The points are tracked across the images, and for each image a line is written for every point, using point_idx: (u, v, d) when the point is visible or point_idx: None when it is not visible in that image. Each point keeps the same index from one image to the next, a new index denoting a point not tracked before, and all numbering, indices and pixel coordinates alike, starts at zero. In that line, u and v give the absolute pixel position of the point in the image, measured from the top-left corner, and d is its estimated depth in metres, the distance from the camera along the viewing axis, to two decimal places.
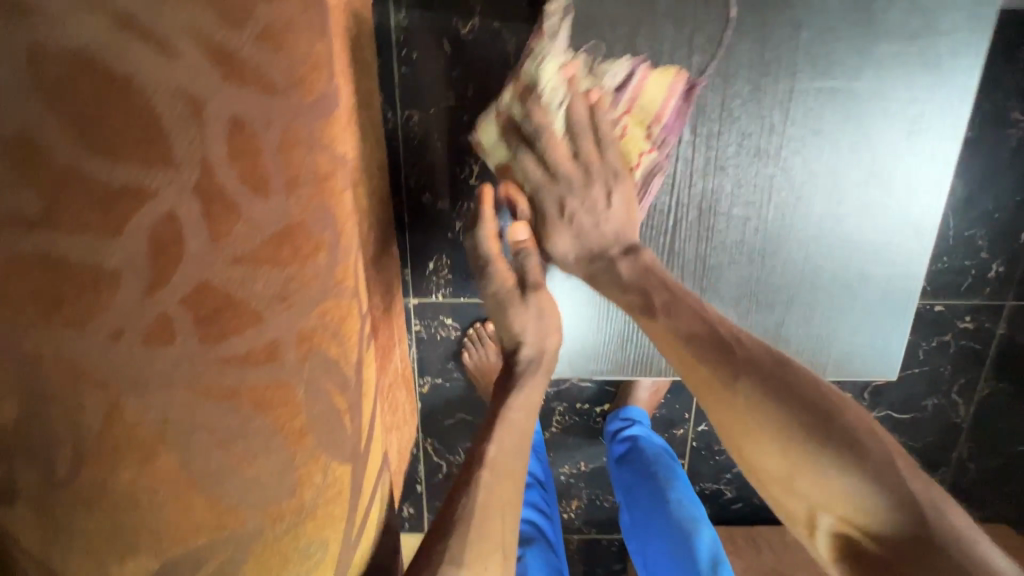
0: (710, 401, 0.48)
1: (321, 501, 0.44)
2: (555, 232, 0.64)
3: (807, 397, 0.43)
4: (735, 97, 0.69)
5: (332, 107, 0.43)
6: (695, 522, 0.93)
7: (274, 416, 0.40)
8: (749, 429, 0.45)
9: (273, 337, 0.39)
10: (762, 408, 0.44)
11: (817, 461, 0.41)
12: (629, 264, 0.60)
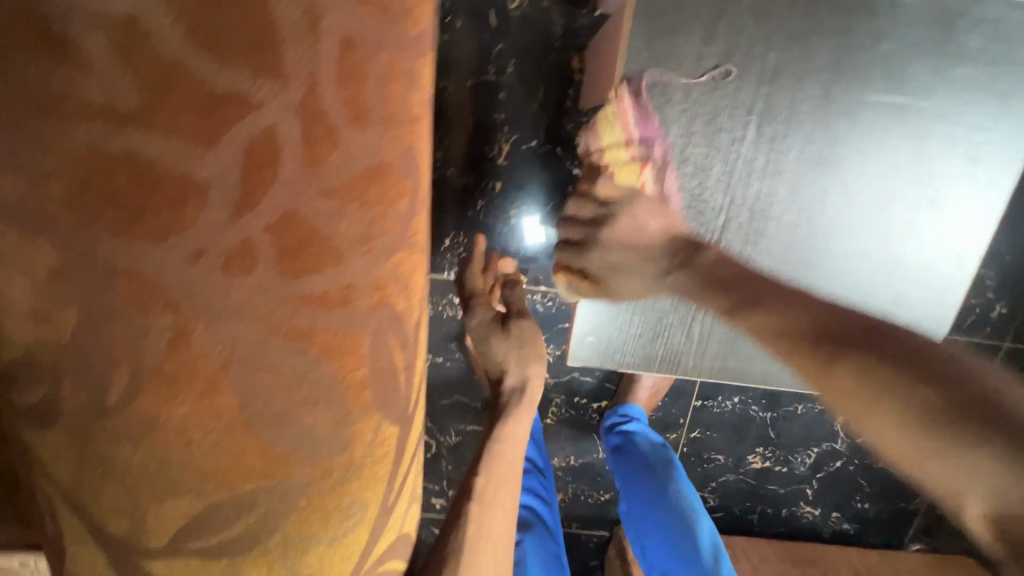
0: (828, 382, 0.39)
1: (369, 461, 0.42)
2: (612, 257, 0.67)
3: (970, 390, 0.33)
4: (805, 101, 0.67)
5: (431, 47, 0.39)
6: (694, 513, 1.01)
7: (339, 365, 0.37)
8: (870, 401, 0.36)
9: (350, 281, 0.36)
10: (872, 383, 0.36)
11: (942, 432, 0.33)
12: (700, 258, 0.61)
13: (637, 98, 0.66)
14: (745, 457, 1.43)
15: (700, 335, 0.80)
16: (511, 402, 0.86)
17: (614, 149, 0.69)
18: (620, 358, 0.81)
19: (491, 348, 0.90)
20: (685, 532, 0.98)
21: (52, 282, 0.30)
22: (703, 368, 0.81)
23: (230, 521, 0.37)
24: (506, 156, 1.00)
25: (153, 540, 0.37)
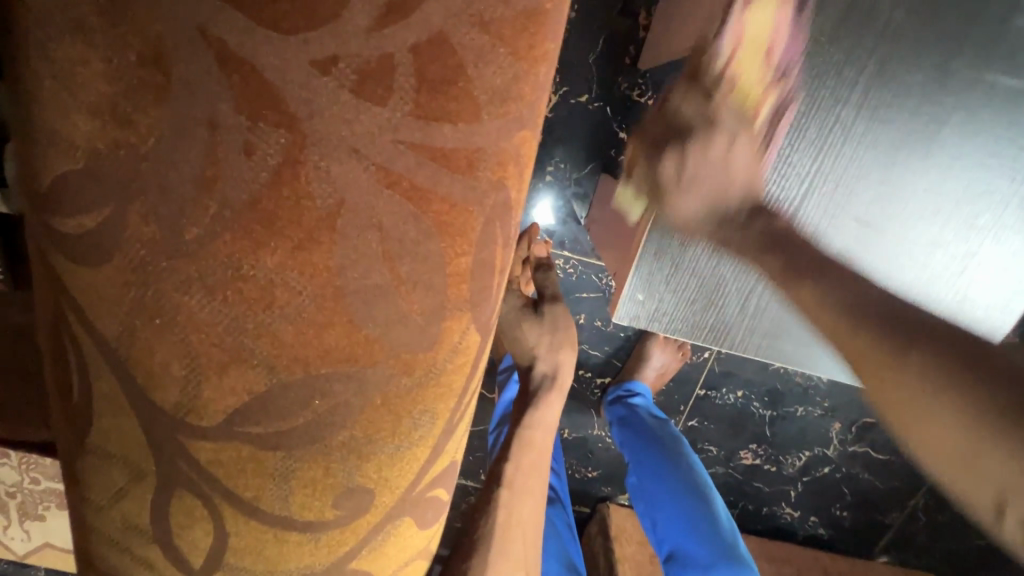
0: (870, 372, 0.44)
1: (449, 368, 0.37)
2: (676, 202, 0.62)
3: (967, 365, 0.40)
4: (920, 69, 0.63)
5: None
6: (705, 489, 0.99)
7: (447, 244, 0.32)
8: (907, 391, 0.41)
9: (482, 145, 0.31)
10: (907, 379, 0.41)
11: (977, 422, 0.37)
12: (761, 226, 0.59)
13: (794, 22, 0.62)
14: (737, 452, 1.42)
15: (753, 309, 0.76)
16: (542, 388, 0.84)
17: (750, 75, 0.63)
18: (665, 322, 0.77)
19: (522, 335, 0.87)
20: (699, 509, 0.97)
21: (143, 66, 0.24)
22: (748, 345, 0.78)
23: (298, 408, 0.32)
24: (552, 108, 1.01)
25: (204, 417, 0.31)
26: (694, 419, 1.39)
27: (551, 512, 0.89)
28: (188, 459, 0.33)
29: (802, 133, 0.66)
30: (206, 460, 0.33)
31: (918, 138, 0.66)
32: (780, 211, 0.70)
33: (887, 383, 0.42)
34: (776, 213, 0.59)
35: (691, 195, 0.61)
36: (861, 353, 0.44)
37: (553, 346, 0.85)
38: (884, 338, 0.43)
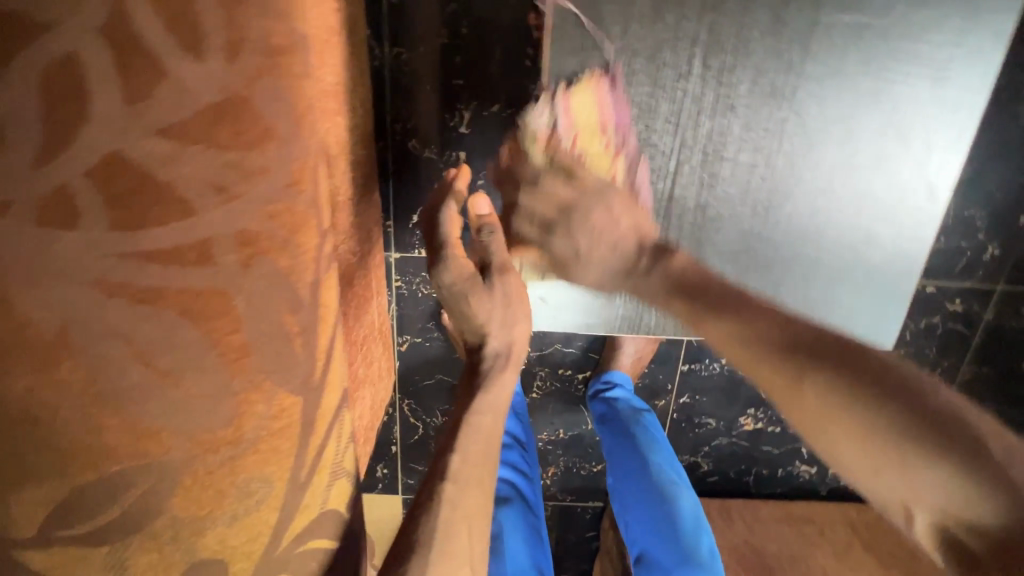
0: (769, 383, 0.47)
1: (264, 434, 0.39)
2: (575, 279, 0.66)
3: (870, 360, 0.43)
4: (755, 26, 0.62)
5: None
6: (675, 485, 0.98)
7: (207, 329, 0.34)
8: (823, 405, 0.43)
9: (209, 234, 0.33)
10: (837, 398, 0.43)
11: (891, 437, 0.40)
12: (685, 258, 0.58)
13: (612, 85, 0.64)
14: (737, 419, 1.54)
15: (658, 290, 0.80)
16: (494, 370, 0.72)
17: (592, 136, 0.63)
18: (578, 321, 0.84)
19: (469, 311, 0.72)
20: (661, 508, 0.95)
21: None
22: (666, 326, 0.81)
23: (103, 505, 0.34)
24: (466, 122, 1.13)
25: (22, 529, 0.34)
26: (685, 395, 1.52)
27: (507, 511, 0.92)
28: (21, 569, 0.35)
29: (653, 118, 0.67)
30: (40, 566, 0.35)
31: (770, 94, 0.65)
32: (658, 191, 0.71)
33: (802, 409, 0.45)
34: (668, 251, 0.59)
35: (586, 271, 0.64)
36: (771, 371, 0.47)
37: (506, 320, 0.72)
38: (789, 356, 0.46)
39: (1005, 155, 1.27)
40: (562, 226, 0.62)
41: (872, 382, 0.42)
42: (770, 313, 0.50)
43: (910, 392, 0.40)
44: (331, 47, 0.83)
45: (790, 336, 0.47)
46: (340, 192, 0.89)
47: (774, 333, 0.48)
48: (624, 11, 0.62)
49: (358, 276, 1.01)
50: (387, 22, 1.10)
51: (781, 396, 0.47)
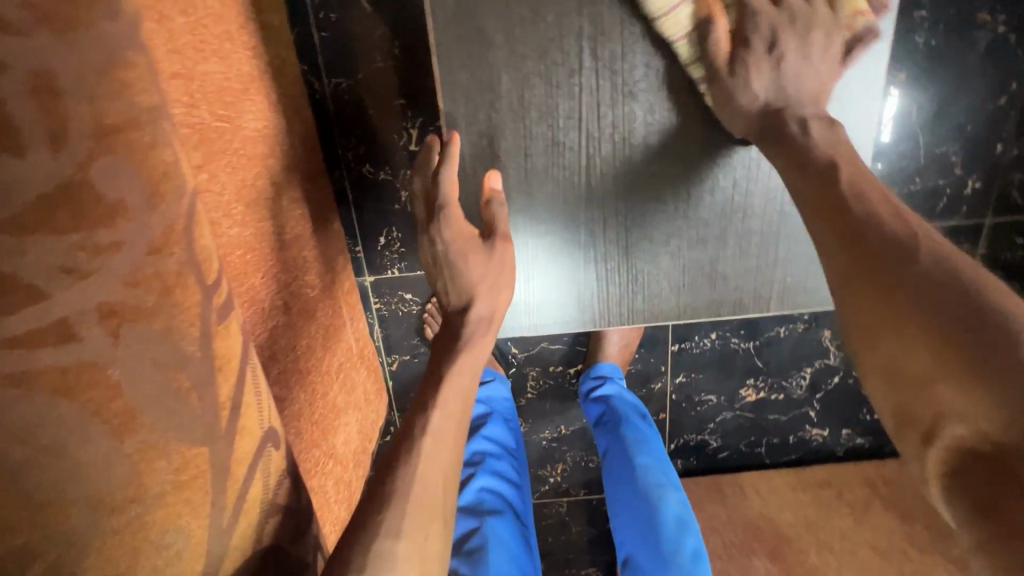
0: (858, 285, 0.54)
1: (170, 488, 0.41)
2: (756, 69, 0.66)
3: (963, 287, 0.47)
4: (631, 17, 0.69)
5: (122, 51, 0.39)
6: (660, 488, 0.98)
7: (84, 400, 0.36)
8: (901, 314, 0.49)
9: (67, 312, 0.35)
10: (915, 306, 0.48)
11: (952, 350, 0.45)
12: (822, 127, 0.65)
13: None
14: (738, 392, 1.53)
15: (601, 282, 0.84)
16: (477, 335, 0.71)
17: None
18: (529, 325, 0.86)
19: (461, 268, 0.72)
20: (647, 509, 0.95)
21: None
22: (615, 314, 0.85)
23: None
24: (415, 142, 1.23)
25: None
26: (680, 375, 1.51)
27: (494, 522, 0.97)
28: None
29: (552, 116, 0.74)
30: None
31: (649, 87, 0.72)
32: (580, 181, 0.77)
33: (865, 307, 0.53)
34: (835, 124, 0.65)
35: (764, 76, 0.66)
36: (853, 270, 0.55)
37: (495, 284, 0.73)
38: (886, 254, 0.52)
39: (968, 86, 1.23)
40: (784, 21, 0.66)
41: (936, 298, 0.47)
42: (863, 225, 0.55)
43: (968, 311, 0.46)
44: (254, 95, 0.85)
45: (902, 245, 0.52)
46: (287, 230, 0.92)
47: (893, 241, 0.53)
48: (502, 20, 0.69)
49: (324, 307, 1.04)
50: (322, 58, 1.17)
51: (862, 302, 0.53)
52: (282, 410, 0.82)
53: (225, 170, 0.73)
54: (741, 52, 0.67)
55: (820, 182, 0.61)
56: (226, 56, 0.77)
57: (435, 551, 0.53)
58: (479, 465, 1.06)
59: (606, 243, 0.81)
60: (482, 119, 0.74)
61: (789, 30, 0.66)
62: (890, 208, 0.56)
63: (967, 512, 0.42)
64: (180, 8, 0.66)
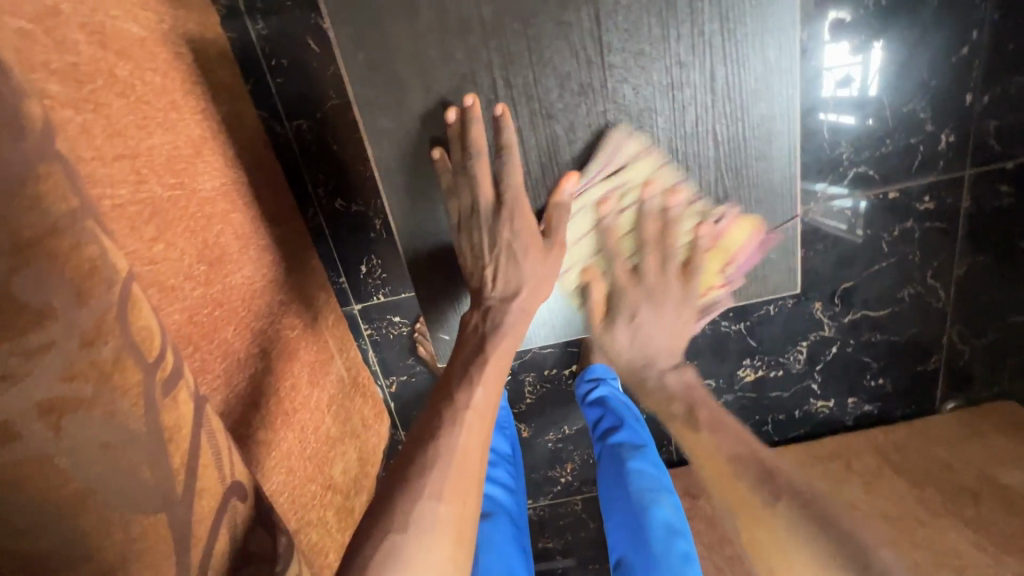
0: (742, 508, 0.72)
1: (134, 558, 0.44)
2: (620, 327, 0.84)
3: (817, 512, 0.66)
4: (542, 35, 0.65)
5: (31, 167, 0.42)
6: (654, 493, 0.98)
7: (37, 490, 0.40)
8: (779, 535, 0.67)
9: (6, 415, 0.39)
10: (789, 529, 0.66)
11: (828, 563, 0.62)
12: (674, 376, 0.89)
13: (765, 238, 0.77)
14: (735, 373, 1.53)
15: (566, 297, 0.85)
16: (514, 328, 0.79)
17: (716, 256, 0.79)
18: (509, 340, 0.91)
19: (509, 265, 0.76)
20: (638, 513, 0.95)
21: None
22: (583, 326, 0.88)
23: None
24: None
25: None
26: (677, 363, 1.52)
27: (486, 527, 1.00)
28: None
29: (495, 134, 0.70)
30: None
31: (565, 110, 0.69)
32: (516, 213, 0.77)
33: (761, 533, 0.69)
34: (686, 372, 0.90)
35: (625, 331, 0.85)
36: (741, 503, 0.72)
37: (537, 284, 0.77)
38: (752, 482, 0.72)
39: (927, 42, 1.21)
40: (642, 292, 0.81)
41: (814, 524, 0.65)
42: (741, 458, 0.75)
43: (841, 540, 0.63)
44: (208, 156, 0.89)
45: (764, 475, 0.72)
46: (259, 278, 0.96)
47: (753, 470, 0.73)
48: (412, 57, 0.65)
49: (308, 346, 1.08)
50: (280, 103, 1.20)
51: (745, 521, 0.71)
52: (270, 452, 0.85)
53: (183, 235, 0.77)
54: (609, 306, 0.83)
55: (686, 426, 0.84)
56: (172, 125, 0.81)
57: (472, 511, 0.62)
58: None
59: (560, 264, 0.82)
60: (409, 163, 0.72)
61: (644, 300, 0.81)
62: (738, 436, 0.79)
63: None
64: (116, 93, 0.70)
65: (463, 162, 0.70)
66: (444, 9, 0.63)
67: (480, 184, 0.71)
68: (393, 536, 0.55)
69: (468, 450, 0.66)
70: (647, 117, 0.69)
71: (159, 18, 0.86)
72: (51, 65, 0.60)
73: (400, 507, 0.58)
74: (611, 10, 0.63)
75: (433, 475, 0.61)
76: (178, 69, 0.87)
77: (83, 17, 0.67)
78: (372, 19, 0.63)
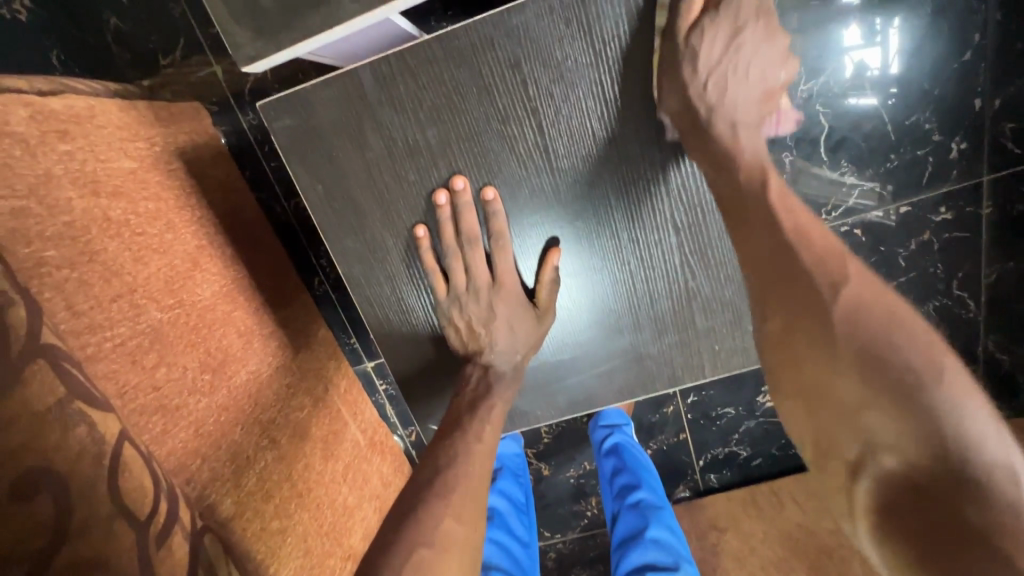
0: (781, 313, 0.60)
1: None
2: (710, 40, 0.62)
3: (886, 323, 0.54)
4: (486, 153, 0.70)
5: (21, 371, 0.48)
6: (669, 563, 1.02)
7: None
8: (827, 361, 0.56)
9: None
10: (846, 345, 0.55)
11: (886, 397, 0.52)
12: (741, 139, 0.64)
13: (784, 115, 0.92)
14: (755, 400, 1.43)
15: (576, 375, 0.86)
16: (500, 386, 0.79)
17: None
18: (530, 414, 0.90)
19: (491, 334, 0.78)
20: None
21: None
22: (595, 400, 0.88)
23: None
24: None
25: None
26: (692, 395, 1.45)
27: None
28: None
29: (470, 231, 0.73)
30: None
31: (521, 215, 0.74)
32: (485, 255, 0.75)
33: (791, 333, 0.60)
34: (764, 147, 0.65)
35: (719, 57, 0.62)
36: (785, 295, 0.59)
37: (525, 347, 0.79)
38: (810, 280, 0.57)
39: (924, 51, 1.14)
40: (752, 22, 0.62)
41: (861, 339, 0.54)
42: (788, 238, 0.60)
43: (906, 366, 0.52)
44: (204, 263, 0.95)
45: (819, 264, 0.58)
46: (265, 368, 1.02)
47: (809, 257, 0.58)
48: (369, 182, 0.72)
49: (319, 420, 1.12)
50: (276, 184, 1.25)
51: (780, 334, 0.61)
52: (284, 540, 0.91)
53: (185, 350, 0.83)
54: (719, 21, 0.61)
55: (751, 197, 0.63)
56: (168, 247, 0.87)
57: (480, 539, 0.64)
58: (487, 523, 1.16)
59: (557, 341, 0.84)
60: (380, 274, 0.78)
61: (751, 43, 0.62)
62: (800, 213, 0.62)
63: (891, 533, 0.53)
64: (112, 234, 0.76)
65: (455, 241, 0.73)
66: (392, 140, 0.69)
67: (472, 263, 0.74)
68: (421, 550, 0.58)
69: (482, 472, 0.69)
70: (603, 211, 0.73)
71: (150, 142, 0.92)
72: (47, 236, 0.66)
73: (426, 525, 0.60)
74: (552, 119, 0.68)
75: (452, 495, 0.64)
76: (172, 186, 0.94)
77: (73, 173, 0.73)
78: (329, 161, 0.71)
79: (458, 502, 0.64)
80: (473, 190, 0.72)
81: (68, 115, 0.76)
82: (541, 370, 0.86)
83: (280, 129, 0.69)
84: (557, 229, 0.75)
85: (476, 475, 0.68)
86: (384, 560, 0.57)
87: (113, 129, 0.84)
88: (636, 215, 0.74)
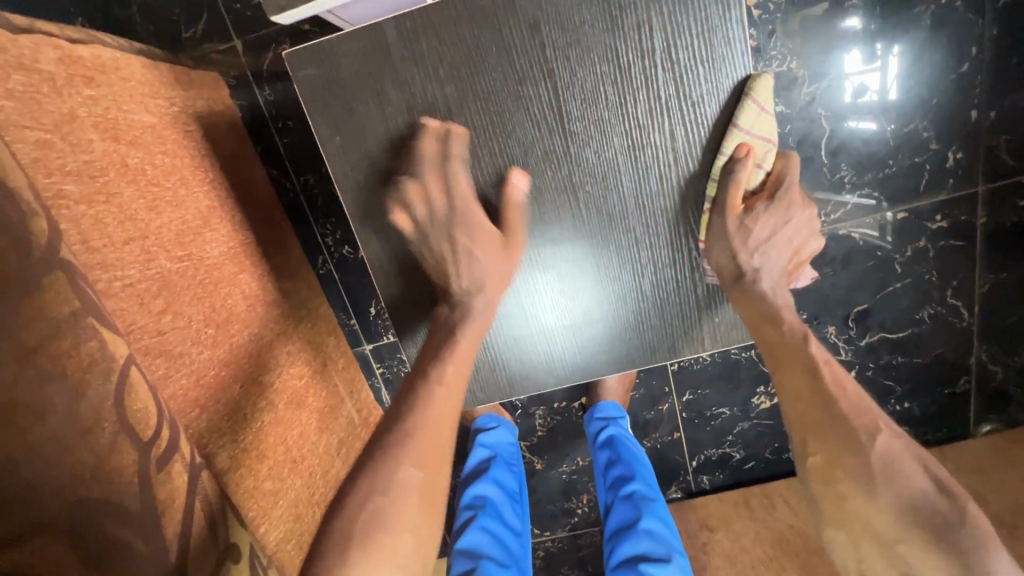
0: (823, 449, 0.66)
1: None
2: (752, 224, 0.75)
3: (920, 472, 0.61)
4: (502, 114, 0.72)
5: (42, 279, 0.49)
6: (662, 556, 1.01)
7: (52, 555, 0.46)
8: (868, 495, 0.61)
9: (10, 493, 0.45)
10: (883, 483, 0.60)
11: (923, 533, 0.57)
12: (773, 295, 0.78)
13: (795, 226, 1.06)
14: (750, 401, 1.43)
15: (573, 343, 0.87)
16: (464, 323, 0.78)
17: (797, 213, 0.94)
18: (524, 383, 0.91)
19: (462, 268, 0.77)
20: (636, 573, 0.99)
21: None
22: (589, 369, 0.89)
23: None
24: None
25: None
26: (687, 393, 1.45)
27: (489, 564, 1.04)
28: None
29: (438, 155, 0.73)
30: None
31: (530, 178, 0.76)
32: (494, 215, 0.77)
33: (835, 470, 0.64)
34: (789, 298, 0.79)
35: (756, 237, 0.76)
36: (827, 437, 0.66)
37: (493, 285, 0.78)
38: (850, 428, 0.65)
39: (924, 62, 1.18)
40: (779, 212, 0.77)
41: (897, 481, 0.60)
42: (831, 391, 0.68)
43: (938, 508, 0.57)
44: (213, 223, 0.96)
45: (860, 413, 0.66)
46: (266, 333, 1.02)
47: (849, 407, 0.66)
48: (386, 136, 0.74)
49: (315, 392, 1.12)
50: (286, 159, 1.27)
51: (822, 471, 0.65)
52: (275, 502, 0.90)
53: (192, 302, 0.84)
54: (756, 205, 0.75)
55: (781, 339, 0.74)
56: (181, 202, 0.88)
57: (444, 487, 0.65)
58: (478, 510, 1.15)
59: (551, 307, 0.85)
60: (386, 224, 0.80)
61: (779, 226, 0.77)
62: (838, 370, 0.71)
63: None
64: (129, 180, 0.78)
65: (429, 171, 0.74)
66: (411, 97, 0.72)
67: (443, 193, 0.74)
68: (376, 499, 0.59)
69: (443, 424, 0.69)
70: (611, 177, 0.76)
71: (170, 101, 0.94)
72: (69, 171, 0.68)
73: (382, 472, 0.61)
74: (568, 82, 0.71)
75: (411, 443, 0.64)
76: (189, 146, 0.96)
77: (96, 117, 0.75)
78: (348, 112, 0.73)
79: (416, 450, 0.64)
80: (487, 149, 0.74)
81: (95, 64, 0.79)
82: (540, 337, 0.87)
83: (303, 78, 0.72)
84: (566, 193, 0.77)
85: (437, 422, 0.68)
86: (362, 501, 0.59)
87: (136, 84, 0.87)
88: (643, 182, 0.76)
